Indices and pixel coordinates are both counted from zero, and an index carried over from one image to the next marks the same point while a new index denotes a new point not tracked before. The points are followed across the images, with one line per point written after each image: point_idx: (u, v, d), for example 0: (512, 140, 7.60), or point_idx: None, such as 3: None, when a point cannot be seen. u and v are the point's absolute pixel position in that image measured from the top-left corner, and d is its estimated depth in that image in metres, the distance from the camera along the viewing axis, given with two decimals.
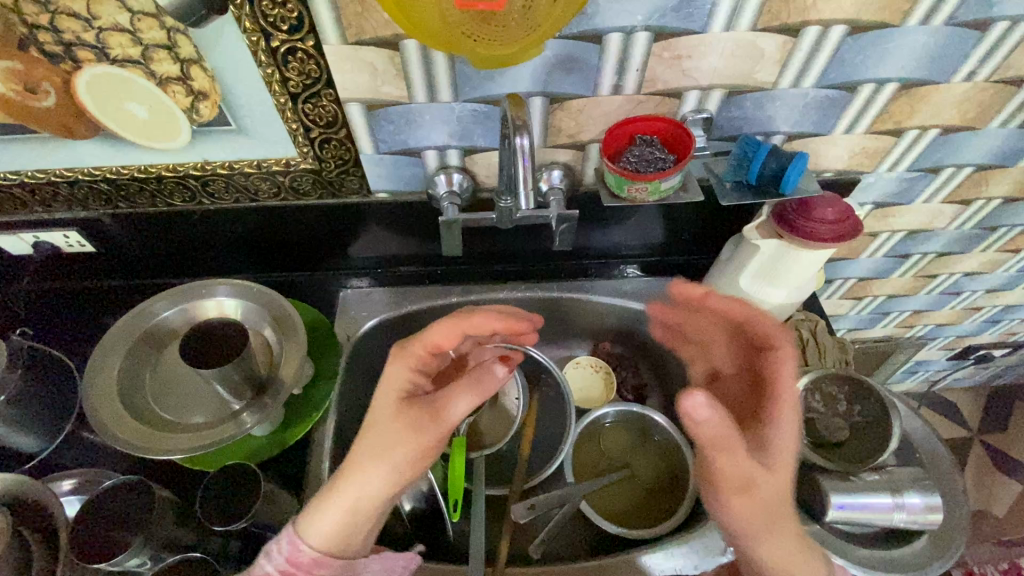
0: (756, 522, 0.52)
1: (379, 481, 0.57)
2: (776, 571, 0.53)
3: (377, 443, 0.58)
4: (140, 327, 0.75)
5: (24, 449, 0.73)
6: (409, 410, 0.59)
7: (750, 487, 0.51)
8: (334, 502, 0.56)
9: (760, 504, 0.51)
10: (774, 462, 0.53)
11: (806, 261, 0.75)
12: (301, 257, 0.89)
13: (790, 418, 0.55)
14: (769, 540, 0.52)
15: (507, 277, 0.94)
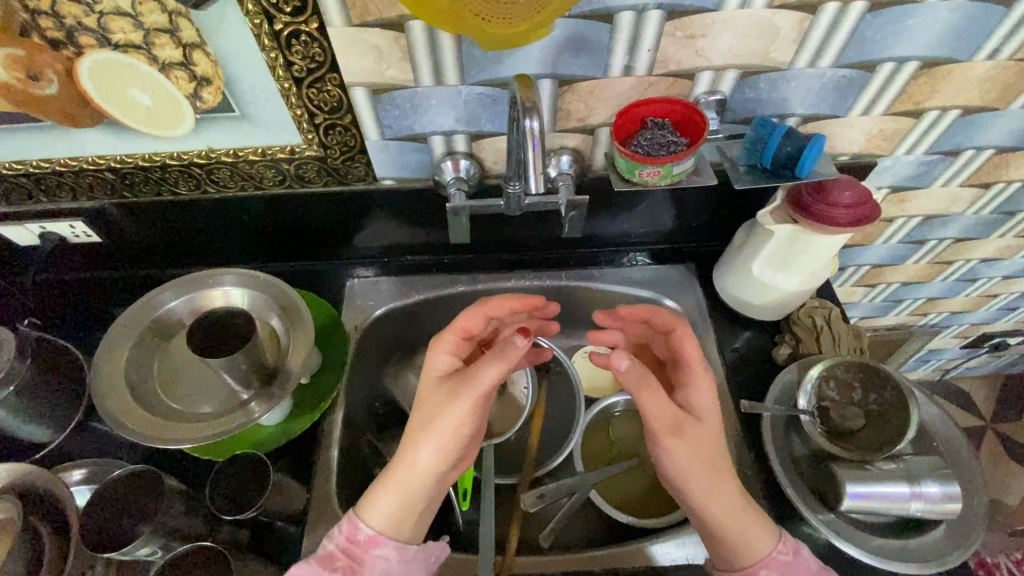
0: (694, 466, 0.57)
1: (430, 462, 0.59)
2: (721, 516, 0.57)
3: (424, 427, 0.59)
4: (148, 317, 0.74)
5: (36, 439, 0.73)
6: (447, 392, 0.60)
7: (680, 430, 0.57)
8: (388, 485, 0.59)
9: (694, 446, 0.57)
10: (701, 413, 0.60)
11: (822, 247, 0.73)
12: (307, 246, 0.88)
13: (708, 381, 0.61)
14: (712, 485, 0.57)
15: (515, 265, 0.93)
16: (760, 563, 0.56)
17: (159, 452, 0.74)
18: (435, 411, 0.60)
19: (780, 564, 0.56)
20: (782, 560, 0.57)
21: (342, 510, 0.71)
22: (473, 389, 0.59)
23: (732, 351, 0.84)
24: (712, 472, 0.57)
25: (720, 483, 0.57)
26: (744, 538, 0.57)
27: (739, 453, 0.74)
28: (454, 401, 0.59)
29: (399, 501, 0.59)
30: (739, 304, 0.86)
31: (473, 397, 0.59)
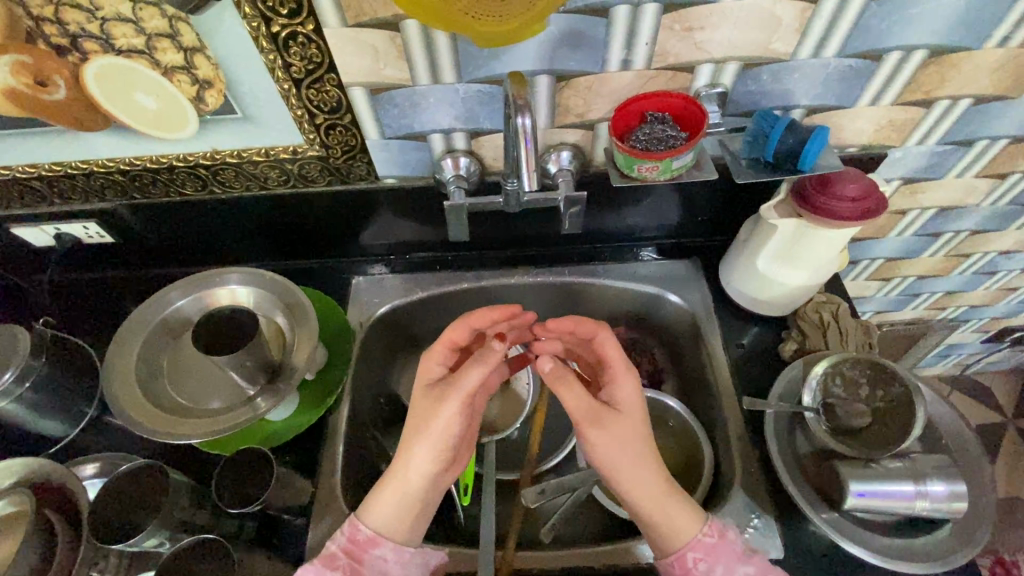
0: (615, 454, 0.59)
1: (426, 464, 0.60)
2: (646, 502, 0.59)
3: (421, 429, 0.60)
4: (156, 316, 0.76)
5: (52, 433, 0.76)
6: (434, 397, 0.62)
7: (598, 420, 0.60)
8: (390, 487, 0.60)
9: (613, 434, 0.59)
10: (621, 405, 0.62)
11: (825, 242, 0.72)
12: (313, 244, 0.89)
13: (630, 378, 0.63)
14: (632, 472, 0.59)
15: (518, 261, 0.93)
16: (685, 547, 0.58)
17: (169, 446, 0.76)
18: (427, 415, 0.61)
19: (704, 546, 0.58)
20: (706, 542, 0.58)
21: (347, 504, 0.72)
22: (460, 392, 0.60)
23: (737, 347, 0.83)
24: (632, 458, 0.59)
25: (640, 470, 0.59)
26: (667, 522, 0.59)
27: (742, 449, 0.74)
28: (443, 405, 0.60)
29: (403, 501, 0.60)
30: (745, 299, 0.84)
31: (461, 399, 0.60)
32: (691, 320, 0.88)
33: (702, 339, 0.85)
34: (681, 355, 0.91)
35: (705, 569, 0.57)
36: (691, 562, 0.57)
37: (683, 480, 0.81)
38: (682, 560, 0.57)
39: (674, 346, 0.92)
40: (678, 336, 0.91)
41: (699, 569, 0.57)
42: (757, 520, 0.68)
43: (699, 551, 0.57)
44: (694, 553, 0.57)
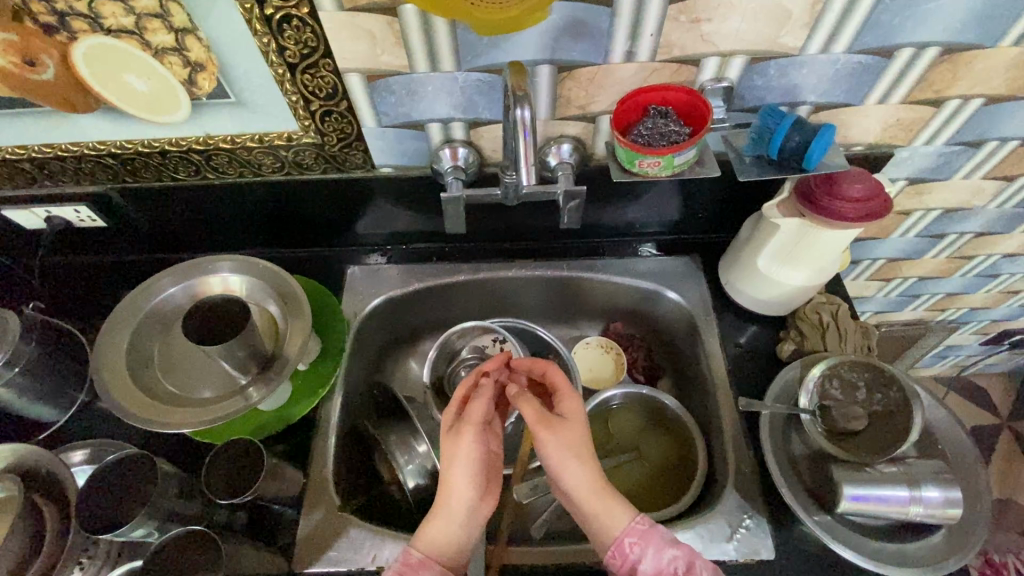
0: (564, 457, 0.59)
1: (464, 487, 0.58)
2: (589, 500, 0.58)
3: (450, 458, 0.60)
4: (147, 304, 0.75)
5: (41, 418, 0.75)
6: (449, 433, 0.62)
7: (545, 422, 0.61)
8: (437, 515, 0.58)
9: (561, 436, 0.60)
10: (564, 411, 0.63)
11: (827, 242, 0.70)
12: (309, 233, 0.88)
13: (568, 393, 0.64)
14: (576, 471, 0.59)
15: (516, 254, 0.92)
16: (621, 535, 0.56)
17: (161, 435, 0.75)
18: (450, 448, 0.60)
19: (638, 531, 0.56)
20: (639, 527, 0.57)
21: (337, 497, 0.72)
22: (472, 421, 0.61)
23: (735, 346, 0.83)
24: (577, 458, 0.59)
25: (584, 468, 0.59)
26: (605, 516, 0.58)
27: (737, 450, 0.74)
28: (461, 436, 0.60)
29: (452, 528, 0.57)
30: (745, 298, 0.84)
31: (476, 427, 0.61)
32: (688, 318, 0.87)
33: (700, 339, 0.85)
34: (678, 354, 0.91)
35: (640, 553, 0.55)
36: (628, 549, 0.56)
37: (675, 478, 0.81)
38: (620, 550, 0.56)
39: (671, 344, 0.92)
40: (675, 334, 0.91)
41: (635, 553, 0.55)
42: (750, 520, 0.69)
43: (634, 536, 0.56)
44: (630, 539, 0.56)
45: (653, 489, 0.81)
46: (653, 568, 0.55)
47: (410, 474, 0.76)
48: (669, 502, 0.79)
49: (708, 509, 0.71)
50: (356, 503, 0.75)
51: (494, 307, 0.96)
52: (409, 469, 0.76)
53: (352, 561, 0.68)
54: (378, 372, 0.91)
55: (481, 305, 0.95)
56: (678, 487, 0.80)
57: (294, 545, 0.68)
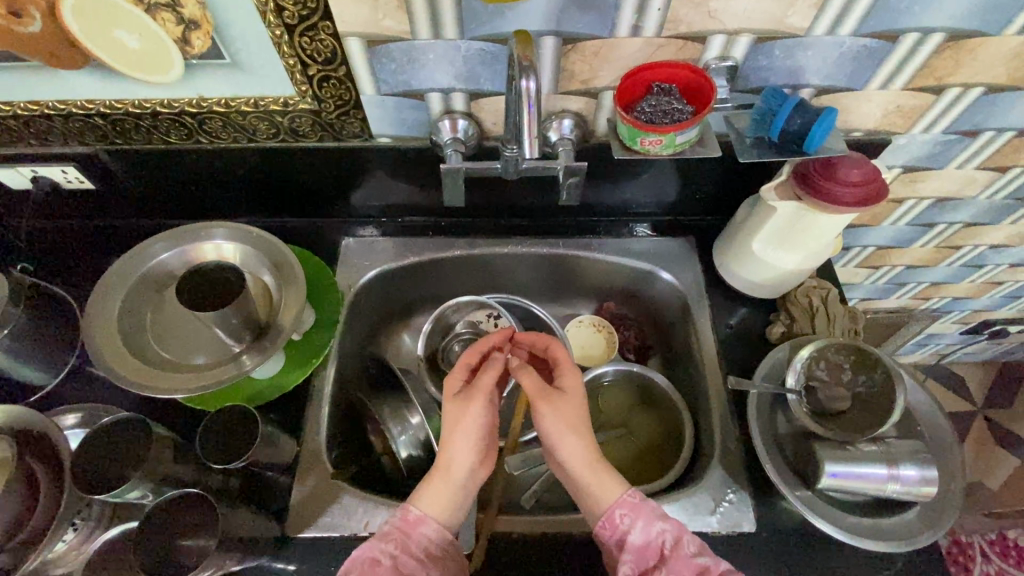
0: (562, 430, 0.63)
1: (466, 452, 0.61)
2: (584, 473, 0.62)
3: (455, 424, 0.62)
4: (141, 268, 0.74)
5: (30, 381, 0.75)
6: (456, 400, 0.64)
7: (546, 396, 0.65)
8: (438, 477, 0.60)
9: (560, 409, 0.64)
10: (564, 386, 0.67)
11: (822, 227, 0.71)
12: (304, 202, 0.87)
13: (570, 371, 0.68)
14: (574, 444, 0.63)
15: (512, 230, 0.92)
16: (612, 506, 0.60)
17: (153, 401, 0.75)
18: (456, 414, 0.63)
19: (629, 504, 0.60)
20: (631, 500, 0.60)
21: (331, 465, 0.73)
22: (479, 390, 0.63)
23: (726, 327, 0.84)
24: (575, 431, 0.63)
25: (581, 440, 0.63)
26: (598, 488, 0.62)
27: (722, 427, 0.77)
28: (468, 404, 0.63)
29: (450, 489, 0.60)
30: (738, 281, 0.85)
31: (482, 395, 0.63)
32: (681, 299, 0.89)
33: (692, 320, 0.86)
34: (669, 334, 0.93)
35: (629, 524, 0.58)
36: (619, 519, 0.59)
37: (660, 453, 0.84)
38: (611, 521, 0.60)
39: (662, 324, 0.94)
40: (668, 315, 0.92)
41: (625, 524, 0.59)
42: (732, 495, 0.72)
43: (625, 508, 0.60)
44: (621, 510, 0.60)
45: (640, 463, 0.84)
46: (642, 539, 0.57)
47: (405, 444, 0.78)
48: (656, 478, 0.82)
49: (692, 483, 0.73)
50: (348, 472, 0.76)
51: (489, 283, 0.96)
52: (403, 440, 0.78)
53: (343, 527, 0.69)
54: (372, 345, 0.92)
55: (476, 281, 0.95)
56: (663, 462, 0.83)
57: (286, 512, 0.69)
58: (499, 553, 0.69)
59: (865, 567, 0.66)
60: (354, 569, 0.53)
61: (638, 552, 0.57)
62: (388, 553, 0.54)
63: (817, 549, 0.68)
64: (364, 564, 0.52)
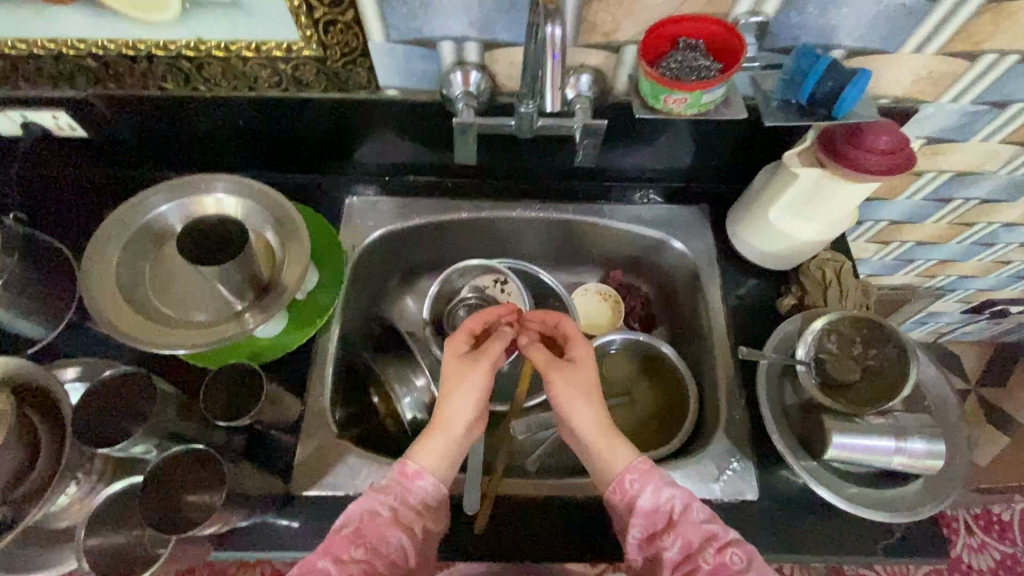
0: (574, 398, 0.64)
1: (466, 410, 0.62)
2: (594, 440, 0.63)
3: (457, 382, 0.63)
4: (139, 219, 0.72)
5: (27, 333, 0.73)
6: (461, 362, 0.64)
7: (556, 365, 0.66)
8: (438, 433, 0.60)
9: (571, 379, 0.65)
10: (574, 356, 0.68)
11: (843, 196, 0.69)
12: (306, 157, 0.84)
13: (581, 343, 0.69)
14: (584, 411, 0.64)
15: (521, 193, 0.89)
16: (622, 472, 0.61)
17: (154, 357, 0.74)
18: (459, 375, 0.63)
19: (639, 469, 0.60)
20: (641, 466, 0.61)
21: (335, 425, 0.73)
22: (487, 355, 0.64)
23: (736, 298, 0.83)
24: (585, 399, 0.64)
25: (590, 408, 0.64)
26: (608, 453, 0.62)
27: (728, 397, 0.77)
28: (474, 365, 0.63)
29: (447, 445, 0.60)
30: (751, 252, 0.83)
31: (489, 360, 0.64)
32: (691, 268, 0.87)
33: (702, 289, 0.85)
34: (677, 304, 0.92)
35: (639, 489, 0.59)
36: (628, 484, 0.60)
37: (662, 422, 0.84)
38: (621, 485, 0.60)
39: (670, 294, 0.93)
40: (676, 285, 0.91)
41: (634, 488, 0.60)
42: (737, 463, 0.72)
43: (635, 473, 0.60)
44: (631, 475, 0.60)
45: (643, 433, 0.84)
46: (651, 504, 0.58)
47: (409, 406, 0.83)
48: (659, 445, 0.82)
49: (697, 452, 0.74)
50: (353, 432, 0.76)
51: (495, 249, 0.94)
52: (407, 401, 0.83)
53: (348, 486, 0.69)
54: (376, 307, 0.90)
55: (482, 245, 0.93)
56: (666, 432, 0.83)
57: (291, 470, 0.69)
58: (503, 514, 0.70)
59: (862, 535, 0.68)
60: (353, 521, 0.53)
61: (647, 515, 0.58)
62: (387, 504, 0.54)
63: (816, 517, 0.69)
64: (363, 516, 0.53)
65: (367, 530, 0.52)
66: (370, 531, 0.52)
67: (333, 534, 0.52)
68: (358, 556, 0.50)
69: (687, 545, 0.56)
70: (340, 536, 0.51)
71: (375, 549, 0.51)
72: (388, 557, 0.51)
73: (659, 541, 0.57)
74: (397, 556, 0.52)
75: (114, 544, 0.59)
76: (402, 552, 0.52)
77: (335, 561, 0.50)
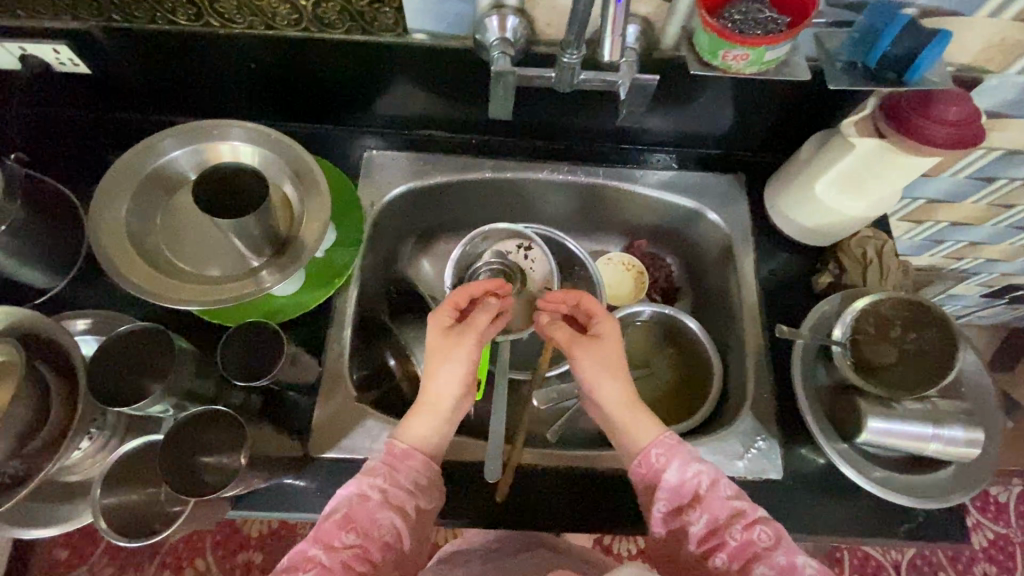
0: (598, 372, 0.63)
1: (452, 385, 0.61)
2: (620, 415, 0.62)
3: (441, 362, 0.62)
4: (148, 166, 0.68)
5: (35, 284, 0.71)
6: (445, 340, 0.63)
7: (578, 342, 0.65)
8: (424, 411, 0.60)
9: (594, 354, 0.64)
10: (600, 331, 0.66)
11: (899, 168, 0.65)
12: (324, 106, 0.79)
13: (604, 318, 0.67)
14: (609, 386, 0.62)
15: (549, 154, 0.85)
16: (648, 446, 0.59)
17: (166, 312, 0.71)
18: (442, 355, 0.62)
19: (666, 444, 0.59)
20: (667, 441, 0.59)
21: (353, 388, 0.71)
22: (473, 336, 0.63)
23: (770, 273, 0.79)
24: (611, 373, 0.63)
25: (619, 384, 0.62)
26: (634, 427, 0.61)
27: (756, 375, 0.74)
28: (458, 343, 0.62)
29: (433, 424, 0.60)
30: (792, 226, 0.79)
31: (472, 340, 0.63)
32: (724, 241, 0.83)
33: (734, 263, 0.81)
34: (703, 278, 0.89)
35: (664, 463, 0.58)
36: (654, 458, 0.59)
37: (682, 396, 0.83)
38: (646, 460, 0.59)
39: (697, 267, 0.90)
40: (704, 257, 0.88)
41: (659, 463, 0.58)
42: (762, 442, 0.71)
43: (661, 449, 0.59)
44: (656, 450, 0.59)
45: (661, 405, 0.83)
46: (677, 479, 0.57)
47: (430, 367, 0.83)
48: (678, 420, 0.81)
49: (721, 429, 0.72)
50: (370, 395, 0.74)
51: (517, 212, 0.90)
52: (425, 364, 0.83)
53: (366, 451, 0.67)
54: (393, 268, 0.87)
55: (504, 208, 0.90)
56: (685, 407, 0.82)
57: (309, 432, 0.68)
58: (523, 483, 0.69)
59: (885, 518, 0.67)
60: (341, 506, 0.54)
61: (672, 490, 0.57)
62: (375, 487, 0.55)
63: (838, 498, 0.68)
64: (352, 501, 0.53)
65: (357, 515, 0.53)
66: (360, 515, 0.53)
67: (322, 520, 0.53)
68: (348, 542, 0.51)
69: (713, 522, 0.55)
70: (329, 523, 0.53)
71: (365, 534, 0.52)
72: (381, 539, 0.53)
73: (684, 516, 0.56)
74: (390, 537, 0.53)
75: (130, 502, 0.58)
76: (395, 533, 0.54)
77: (326, 547, 0.51)
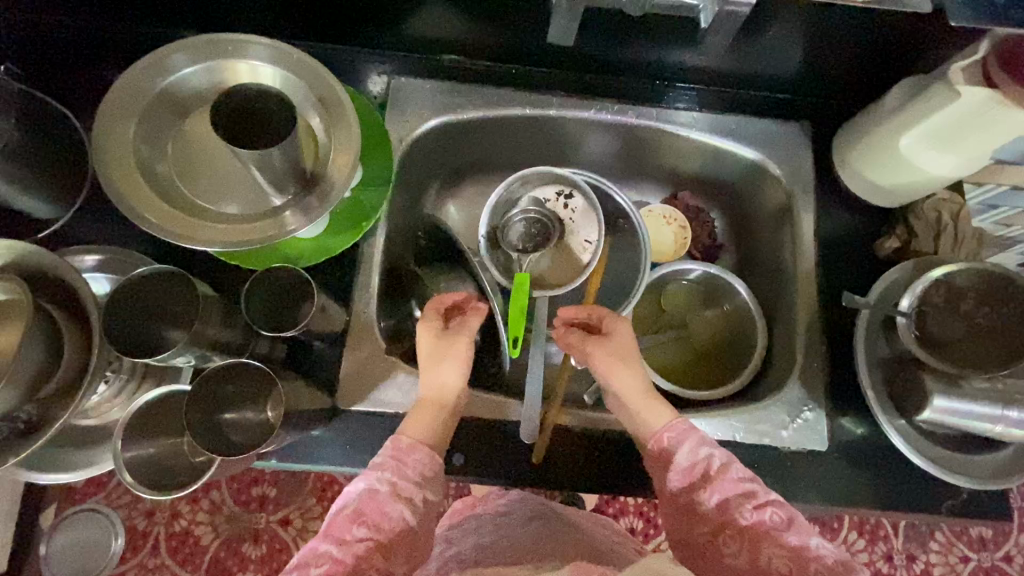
0: (612, 364, 0.62)
1: (452, 383, 0.60)
2: (636, 403, 0.60)
3: (433, 364, 0.61)
4: (156, 85, 0.60)
5: (39, 215, 0.65)
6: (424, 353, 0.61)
7: (588, 340, 0.64)
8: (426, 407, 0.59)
9: (607, 349, 0.63)
10: (610, 329, 0.65)
11: (1004, 126, 0.57)
12: (349, 23, 0.69)
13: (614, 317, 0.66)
14: (625, 377, 0.61)
15: (597, 91, 0.76)
16: (660, 430, 0.57)
17: (181, 251, 0.66)
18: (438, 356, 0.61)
19: (678, 428, 0.57)
20: (680, 424, 0.57)
21: (382, 338, 0.67)
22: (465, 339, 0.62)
23: (830, 234, 0.73)
24: (624, 363, 0.62)
25: (632, 373, 0.62)
26: (647, 413, 0.59)
27: (807, 343, 0.70)
28: (451, 345, 0.61)
29: (433, 421, 0.58)
30: (864, 185, 0.72)
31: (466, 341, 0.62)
32: (782, 197, 0.76)
33: (791, 222, 0.75)
34: (751, 237, 0.83)
35: (676, 445, 0.56)
36: (666, 441, 0.56)
37: (719, 360, 0.79)
38: (659, 442, 0.57)
39: (745, 224, 0.83)
40: (755, 215, 0.82)
41: (671, 446, 0.56)
42: (809, 412, 0.68)
43: (675, 433, 0.57)
44: (669, 433, 0.57)
45: (696, 369, 0.79)
46: (688, 461, 0.54)
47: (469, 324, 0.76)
48: (714, 385, 0.77)
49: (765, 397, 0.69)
50: (398, 347, 0.70)
51: (555, 156, 0.83)
52: None
53: (397, 405, 0.64)
54: (419, 212, 0.81)
55: (542, 151, 0.82)
56: (722, 371, 0.78)
57: (336, 383, 0.64)
58: (558, 444, 0.66)
59: (930, 495, 0.65)
60: (353, 499, 0.50)
61: (683, 472, 0.54)
62: (384, 479, 0.51)
63: (884, 472, 0.66)
64: (362, 495, 0.50)
65: (368, 509, 0.49)
66: (369, 508, 0.49)
67: (332, 515, 0.50)
68: (361, 535, 0.48)
69: (723, 501, 0.51)
70: (341, 517, 0.49)
71: (376, 527, 0.49)
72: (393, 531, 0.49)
73: (697, 493, 0.53)
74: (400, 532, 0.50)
75: (150, 456, 0.55)
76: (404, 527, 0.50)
77: (339, 541, 0.48)
